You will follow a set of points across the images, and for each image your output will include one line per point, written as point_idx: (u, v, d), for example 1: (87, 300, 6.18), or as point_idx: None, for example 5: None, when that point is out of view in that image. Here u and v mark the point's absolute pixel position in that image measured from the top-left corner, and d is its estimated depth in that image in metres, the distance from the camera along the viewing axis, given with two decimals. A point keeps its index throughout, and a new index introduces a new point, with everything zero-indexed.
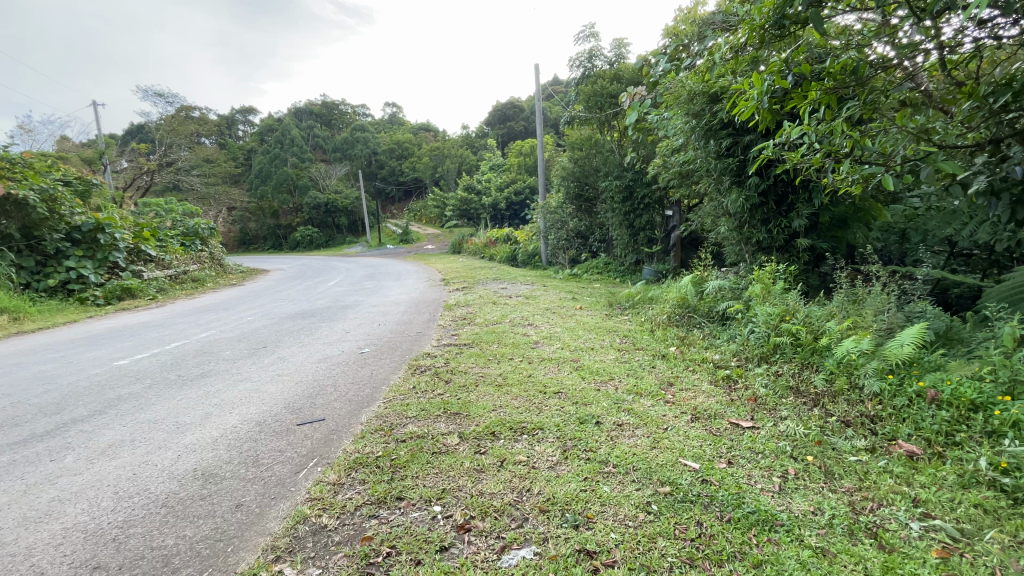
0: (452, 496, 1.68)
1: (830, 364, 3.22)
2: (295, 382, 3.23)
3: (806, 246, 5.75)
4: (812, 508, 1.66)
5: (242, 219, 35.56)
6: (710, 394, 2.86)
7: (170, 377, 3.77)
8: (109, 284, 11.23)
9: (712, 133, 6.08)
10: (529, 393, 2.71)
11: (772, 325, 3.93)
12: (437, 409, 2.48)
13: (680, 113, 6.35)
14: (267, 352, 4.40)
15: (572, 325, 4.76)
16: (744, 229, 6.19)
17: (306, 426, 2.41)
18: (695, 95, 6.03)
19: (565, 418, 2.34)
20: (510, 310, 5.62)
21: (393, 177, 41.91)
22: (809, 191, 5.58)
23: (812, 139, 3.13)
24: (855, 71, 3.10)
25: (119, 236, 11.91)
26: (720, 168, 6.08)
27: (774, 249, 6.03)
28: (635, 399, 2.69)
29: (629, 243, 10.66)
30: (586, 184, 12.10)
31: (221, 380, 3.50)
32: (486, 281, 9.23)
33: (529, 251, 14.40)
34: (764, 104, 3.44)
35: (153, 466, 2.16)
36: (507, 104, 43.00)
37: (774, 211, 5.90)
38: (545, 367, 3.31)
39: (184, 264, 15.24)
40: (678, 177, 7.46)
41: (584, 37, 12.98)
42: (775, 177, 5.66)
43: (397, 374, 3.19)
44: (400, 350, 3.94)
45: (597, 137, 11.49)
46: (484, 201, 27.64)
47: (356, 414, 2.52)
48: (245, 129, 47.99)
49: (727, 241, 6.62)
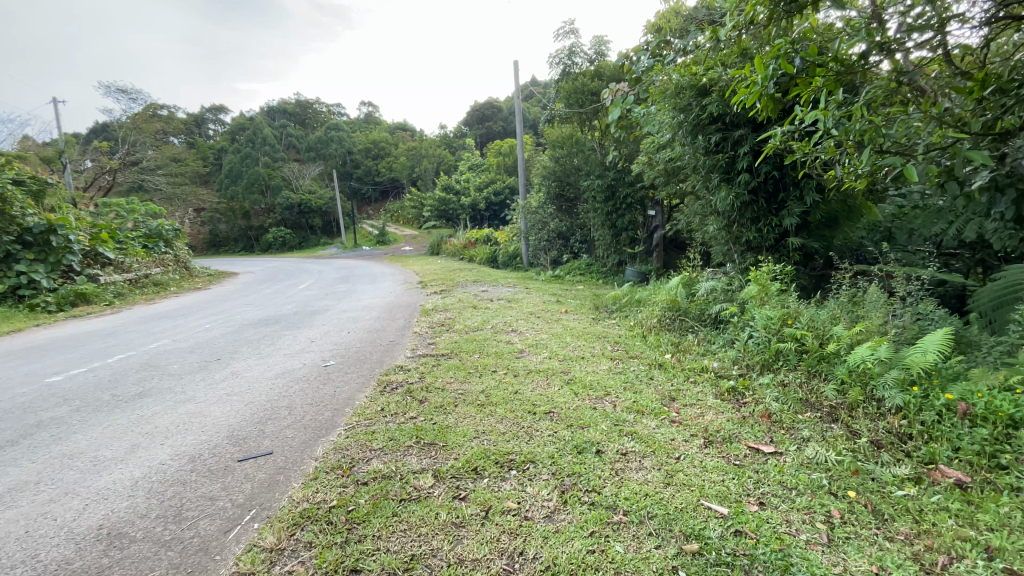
0: (423, 566, 1.31)
1: (842, 373, 2.97)
2: (245, 403, 2.80)
3: (798, 246, 5.53)
4: (874, 568, 1.35)
5: (212, 221, 34.40)
6: (719, 411, 2.53)
7: (103, 397, 3.28)
8: (61, 289, 10.47)
9: (700, 128, 5.75)
10: (516, 415, 2.34)
11: (773, 330, 3.65)
12: (408, 438, 2.10)
13: (666, 108, 6.06)
14: (220, 365, 3.93)
15: (559, 331, 4.41)
16: (733, 228, 5.94)
17: (248, 465, 1.99)
18: (682, 88, 5.74)
19: (559, 448, 1.98)
20: (491, 314, 5.24)
21: (369, 177, 41.17)
22: (801, 188, 5.38)
23: (826, 126, 2.81)
24: (866, 55, 2.83)
25: (74, 238, 11.14)
26: (708, 164, 5.80)
27: (764, 249, 5.79)
28: (637, 419, 2.34)
29: (611, 244, 10.41)
30: (567, 183, 11.84)
31: (161, 401, 3.03)
32: (466, 283, 8.86)
33: (509, 252, 14.07)
34: (769, 90, 3.15)
35: (51, 520, 1.73)
36: (485, 104, 42.57)
37: (764, 209, 5.65)
38: (532, 382, 2.94)
39: (146, 268, 14.44)
40: (663, 175, 7.20)
41: (563, 34, 12.73)
42: (766, 173, 5.43)
43: (363, 393, 2.80)
44: (368, 362, 3.54)
45: (578, 135, 11.25)
46: (463, 201, 27.23)
47: (311, 445, 2.12)
48: (215, 128, 46.52)
49: (714, 241, 6.38)
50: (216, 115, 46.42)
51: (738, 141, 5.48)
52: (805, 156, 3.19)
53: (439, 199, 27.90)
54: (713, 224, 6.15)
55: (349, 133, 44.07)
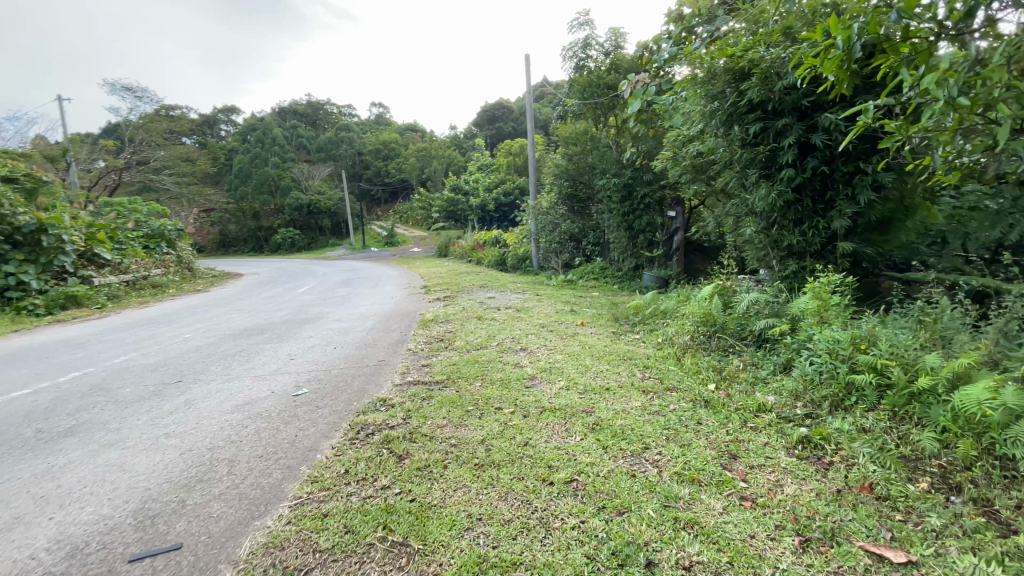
0: None
1: (945, 419, 2.30)
2: (181, 454, 2.21)
3: (848, 251, 4.85)
4: None
5: (221, 221, 34.21)
6: (801, 480, 1.88)
7: (24, 433, 2.71)
8: (51, 292, 10.03)
9: (736, 117, 5.07)
10: (526, 488, 1.70)
11: (841, 357, 2.99)
12: (374, 529, 1.49)
13: (697, 96, 5.39)
14: (178, 390, 3.35)
15: (576, 350, 3.77)
16: (772, 231, 5.25)
17: (140, 571, 1.40)
18: (716, 73, 5.07)
19: (589, 555, 1.36)
20: (498, 327, 4.59)
21: (378, 178, 40.85)
22: (853, 186, 4.71)
23: (934, 102, 2.14)
24: (985, 4, 2.17)
25: (67, 237, 10.71)
26: (745, 158, 5.12)
27: (809, 255, 5.10)
28: (694, 496, 1.70)
29: (627, 247, 9.73)
30: (580, 182, 11.20)
31: (84, 446, 2.45)
32: (471, 289, 8.22)
33: (518, 254, 13.44)
34: (850, 58, 2.49)
35: None
36: (495, 105, 42.06)
37: (809, 209, 4.96)
38: (547, 427, 2.29)
39: (145, 268, 14.02)
40: (689, 172, 6.54)
41: (578, 25, 12.11)
42: (813, 168, 4.76)
43: (329, 441, 2.19)
44: (348, 391, 2.91)
45: (592, 131, 10.60)
46: (471, 202, 26.64)
47: (236, 535, 1.52)
48: (226, 129, 46.42)
49: (747, 246, 5.70)
50: (228, 117, 46.44)
51: (781, 132, 4.81)
52: (893, 142, 2.54)
53: (446, 199, 27.37)
54: (748, 226, 5.47)
55: (358, 134, 43.79)
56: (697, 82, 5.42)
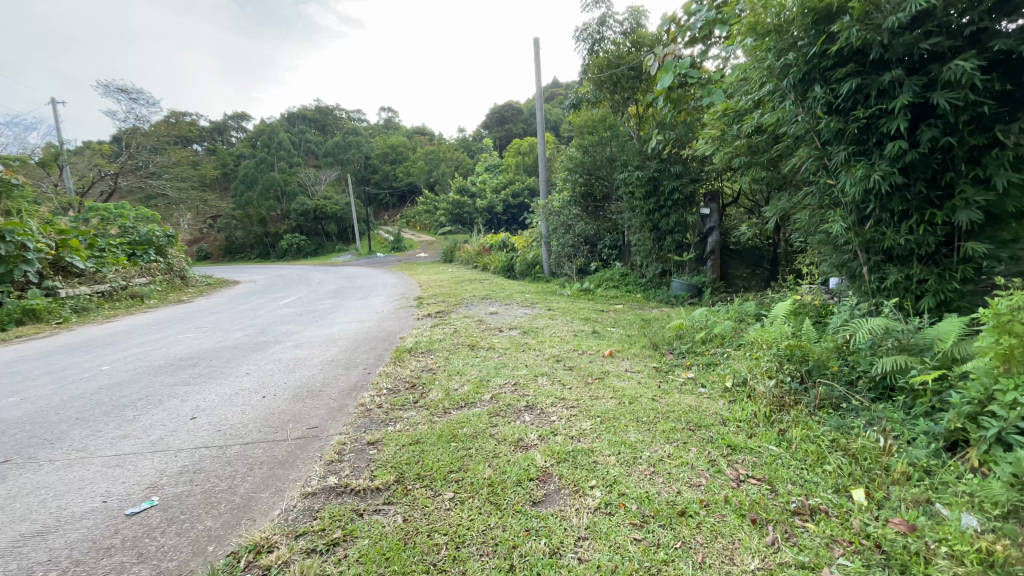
0: None
1: None
2: None
3: (976, 256, 3.47)
4: None
5: (226, 227, 33.50)
6: None
7: None
8: (8, 306, 8.96)
9: (818, 74, 3.75)
10: None
11: None
12: None
13: (762, 50, 4.07)
14: None
15: (610, 407, 2.48)
16: (865, 228, 3.90)
17: None
18: (788, 18, 3.76)
19: None
20: (494, 364, 3.29)
21: (386, 181, 39.92)
22: (986, 165, 3.35)
23: None
24: None
25: (29, 244, 9.67)
26: (829, 131, 3.79)
27: (916, 259, 3.73)
28: None
29: (652, 250, 8.40)
30: (597, 177, 9.92)
31: None
32: (472, 300, 6.97)
33: (527, 259, 12.16)
34: None
35: None
36: (504, 105, 41.11)
37: (922, 198, 3.59)
38: None
39: (126, 278, 12.94)
40: (740, 156, 5.23)
41: (592, 4, 10.83)
42: (930, 140, 3.40)
43: None
44: (217, 513, 1.67)
45: (611, 120, 9.34)
46: (478, 204, 25.54)
47: None
48: (235, 135, 45.84)
49: (824, 248, 4.35)
50: (237, 123, 45.86)
51: (885, 92, 3.46)
52: None
53: (453, 201, 26.18)
54: (829, 223, 4.13)
55: (366, 138, 43.02)
56: (758, 34, 4.09)
